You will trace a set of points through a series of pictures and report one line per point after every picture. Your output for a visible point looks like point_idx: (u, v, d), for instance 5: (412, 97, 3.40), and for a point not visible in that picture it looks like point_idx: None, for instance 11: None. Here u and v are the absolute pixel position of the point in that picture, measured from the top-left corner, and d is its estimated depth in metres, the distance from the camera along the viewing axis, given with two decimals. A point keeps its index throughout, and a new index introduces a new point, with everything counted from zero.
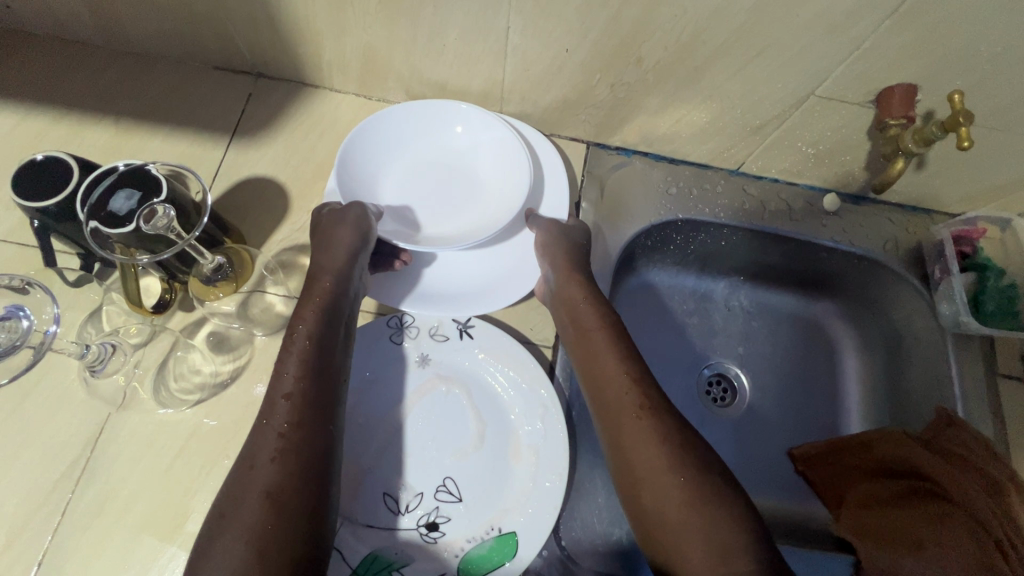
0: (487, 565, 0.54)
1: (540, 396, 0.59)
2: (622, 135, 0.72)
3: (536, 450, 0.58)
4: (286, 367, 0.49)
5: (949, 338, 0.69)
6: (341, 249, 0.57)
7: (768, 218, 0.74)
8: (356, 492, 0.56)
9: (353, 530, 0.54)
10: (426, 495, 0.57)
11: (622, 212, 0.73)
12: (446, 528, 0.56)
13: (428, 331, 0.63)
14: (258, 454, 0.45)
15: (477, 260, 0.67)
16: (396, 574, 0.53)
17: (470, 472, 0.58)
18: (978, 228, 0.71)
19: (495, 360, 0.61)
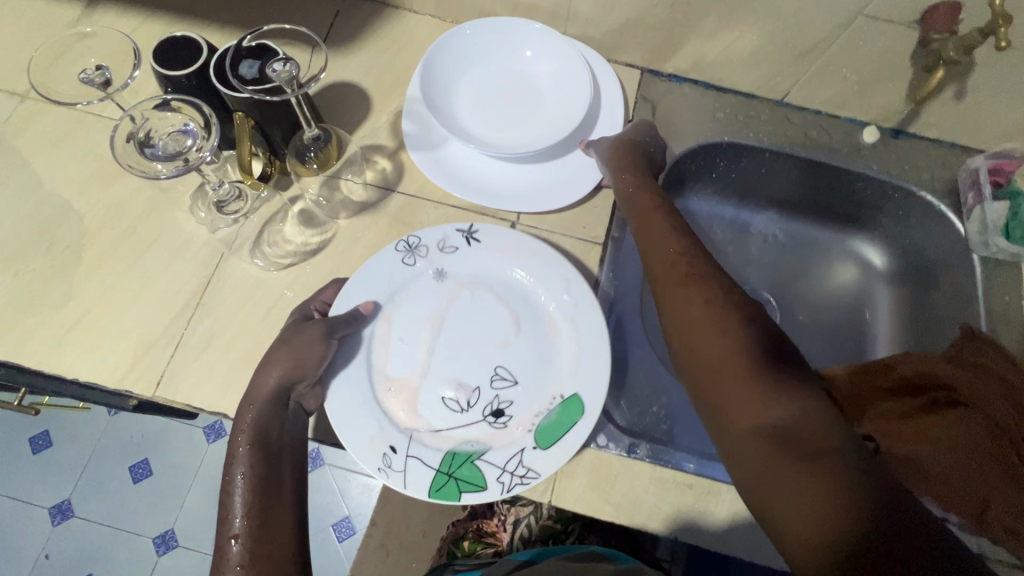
0: (561, 428, 0.60)
1: (562, 274, 0.65)
2: (676, 60, 0.77)
3: (571, 322, 0.64)
4: (234, 494, 0.50)
5: (975, 257, 0.74)
6: (286, 360, 0.56)
7: (810, 146, 0.79)
8: (415, 405, 0.62)
9: (424, 440, 0.60)
10: (484, 388, 0.63)
11: (672, 133, 0.78)
12: (511, 413, 0.62)
13: (436, 247, 0.67)
14: (230, 501, 0.50)
15: (537, 169, 0.72)
16: (480, 462, 0.59)
17: (516, 357, 0.64)
18: (1015, 161, 0.75)
19: (506, 260, 0.67)
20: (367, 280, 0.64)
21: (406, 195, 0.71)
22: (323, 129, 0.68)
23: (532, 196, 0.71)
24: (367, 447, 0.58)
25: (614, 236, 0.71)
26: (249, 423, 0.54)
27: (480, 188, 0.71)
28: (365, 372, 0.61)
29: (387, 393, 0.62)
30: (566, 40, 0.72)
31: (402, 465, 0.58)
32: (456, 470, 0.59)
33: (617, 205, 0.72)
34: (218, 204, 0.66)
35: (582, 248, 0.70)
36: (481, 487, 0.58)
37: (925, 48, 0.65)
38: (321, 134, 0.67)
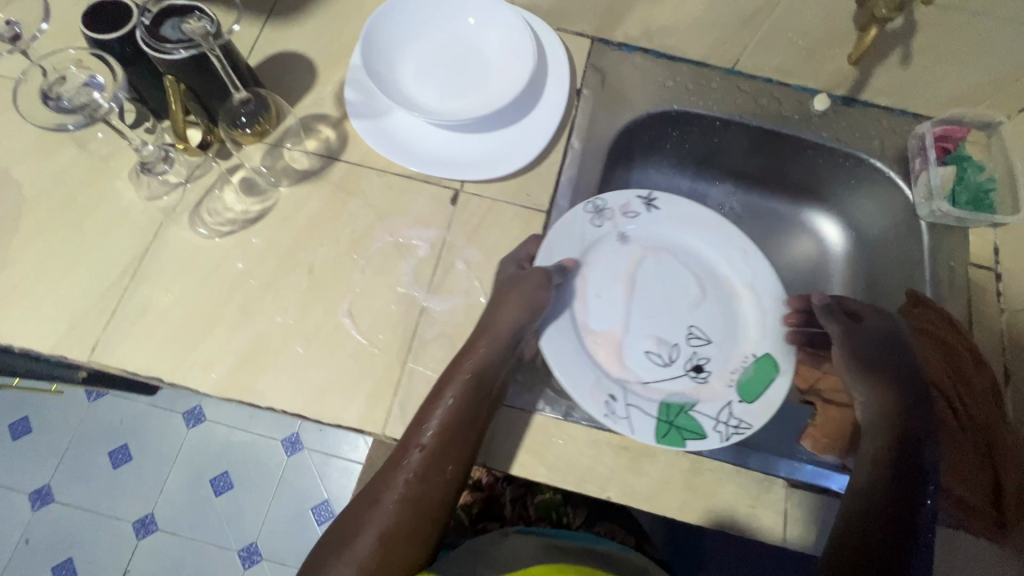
0: (762, 383, 0.64)
1: (739, 244, 0.71)
2: (625, 28, 0.77)
3: (751, 287, 0.69)
4: (399, 478, 0.55)
5: (923, 224, 0.74)
6: (515, 312, 0.60)
7: (760, 114, 0.78)
8: (619, 357, 0.66)
9: (636, 392, 0.63)
10: (684, 345, 0.68)
11: (620, 101, 0.77)
12: (709, 368, 0.66)
13: (621, 210, 0.71)
14: (383, 492, 0.55)
15: (481, 138, 0.72)
16: (693, 413, 0.62)
17: (705, 318, 0.69)
18: (963, 129, 0.75)
19: (695, 223, 0.72)
20: (564, 235, 0.68)
21: (348, 163, 0.71)
22: (257, 95, 0.68)
23: (475, 164, 0.71)
24: (588, 399, 0.60)
25: (558, 203, 0.71)
26: (457, 381, 0.58)
27: (424, 156, 0.71)
28: (570, 323, 0.66)
29: (595, 344, 0.66)
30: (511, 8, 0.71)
31: (625, 411, 0.61)
32: (673, 420, 0.61)
33: (563, 173, 0.73)
34: (145, 167, 0.67)
35: (526, 216, 0.70)
36: (701, 435, 0.61)
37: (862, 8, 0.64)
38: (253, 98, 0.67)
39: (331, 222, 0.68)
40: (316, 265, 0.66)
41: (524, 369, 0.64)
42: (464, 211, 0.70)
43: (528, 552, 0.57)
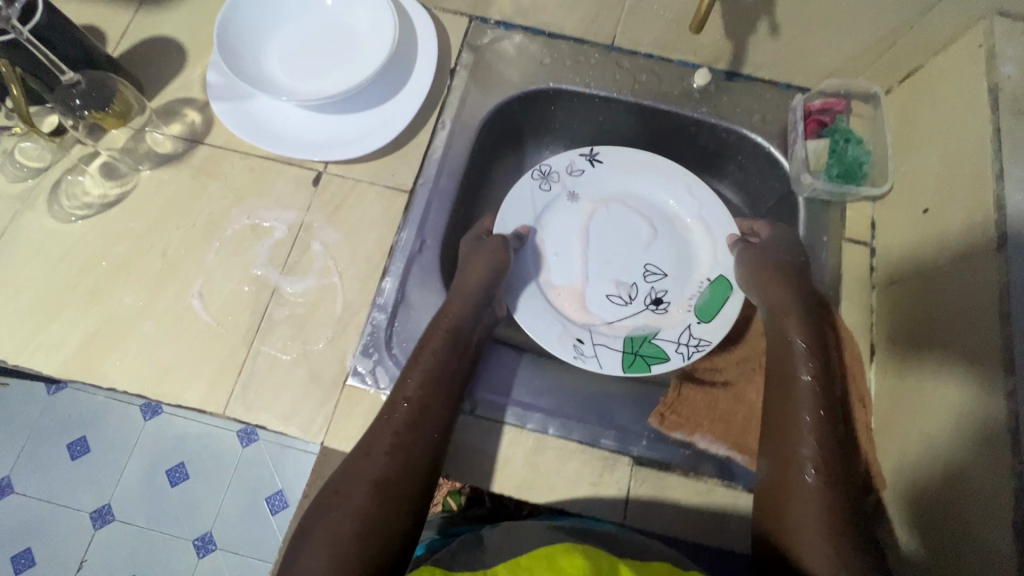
0: (716, 304, 0.73)
1: (685, 179, 0.78)
2: (497, 5, 0.76)
3: (701, 218, 0.77)
4: (383, 436, 0.56)
5: (801, 201, 0.72)
6: (483, 273, 0.67)
7: (638, 90, 0.77)
8: (584, 305, 0.75)
9: (602, 331, 0.73)
10: (641, 283, 0.76)
11: (494, 79, 0.76)
12: (668, 300, 0.75)
13: (566, 172, 0.80)
14: (375, 445, 0.55)
15: (344, 120, 0.72)
16: (657, 341, 0.71)
17: (660, 254, 0.78)
18: (844, 101, 0.74)
19: (631, 176, 0.80)
20: (514, 206, 0.76)
21: (211, 146, 0.71)
22: (94, 78, 0.66)
23: (336, 144, 0.70)
24: (559, 342, 0.69)
25: (421, 182, 0.70)
26: (434, 344, 0.62)
27: (284, 136, 0.70)
28: (536, 285, 0.75)
29: (561, 297, 0.75)
30: None
31: (592, 352, 0.69)
32: (638, 350, 0.70)
33: (428, 153, 0.72)
34: None
35: (388, 196, 0.70)
36: (666, 358, 0.70)
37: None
38: (86, 81, 0.65)
39: (189, 206, 0.68)
40: (171, 248, 0.66)
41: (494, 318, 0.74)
42: (325, 192, 0.69)
43: (532, 534, 0.50)
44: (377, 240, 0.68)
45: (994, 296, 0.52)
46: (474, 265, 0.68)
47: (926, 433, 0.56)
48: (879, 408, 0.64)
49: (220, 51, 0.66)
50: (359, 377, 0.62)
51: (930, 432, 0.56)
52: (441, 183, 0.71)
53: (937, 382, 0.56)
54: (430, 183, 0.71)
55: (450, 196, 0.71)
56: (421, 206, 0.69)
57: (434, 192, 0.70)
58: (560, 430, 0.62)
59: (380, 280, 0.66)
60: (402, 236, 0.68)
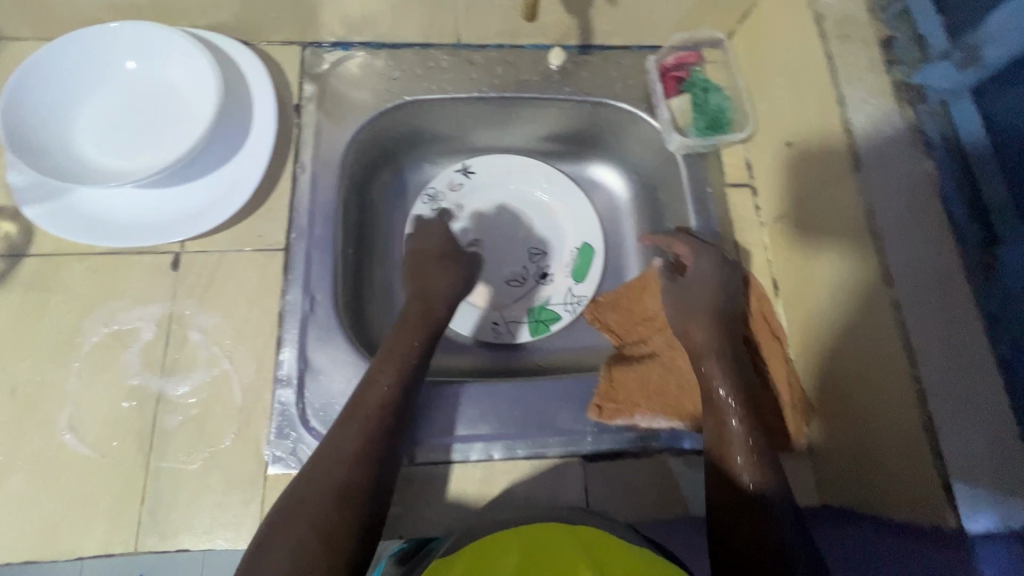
0: (587, 263, 0.82)
1: (543, 170, 0.84)
2: (327, 26, 0.70)
3: (561, 197, 0.84)
4: (329, 447, 0.50)
5: (679, 158, 0.73)
6: (445, 282, 0.68)
7: (497, 83, 0.74)
8: (491, 295, 0.80)
9: (510, 311, 0.80)
10: (528, 263, 0.82)
11: (346, 106, 0.71)
12: (552, 271, 0.82)
13: (448, 188, 0.82)
14: (321, 458, 0.49)
15: (191, 188, 0.64)
16: (551, 307, 0.80)
17: (538, 234, 0.83)
18: (695, 54, 0.75)
19: (506, 176, 0.84)
20: None
21: (39, 256, 0.61)
22: None
23: (191, 217, 0.63)
24: (479, 330, 0.78)
25: (293, 236, 0.65)
26: (391, 365, 0.57)
27: (126, 224, 0.62)
28: None
29: (470, 295, 0.80)
30: (183, 35, 0.63)
31: (507, 329, 0.79)
32: (540, 317, 0.79)
33: (294, 202, 0.66)
34: None
35: (263, 260, 0.64)
36: (559, 318, 0.80)
37: None
38: None
39: (30, 331, 0.59)
40: (20, 384, 0.57)
41: None
42: (189, 273, 0.62)
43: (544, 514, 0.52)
44: (263, 309, 0.62)
45: (862, 219, 0.55)
46: (435, 276, 0.68)
47: (834, 355, 0.60)
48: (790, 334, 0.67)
49: (18, 152, 0.57)
50: (281, 464, 0.57)
51: (839, 354, 0.59)
52: (312, 230, 0.65)
53: (829, 303, 0.60)
54: (305, 234, 0.65)
55: (330, 242, 0.65)
56: (301, 261, 0.64)
57: (312, 242, 0.65)
58: (508, 449, 0.61)
59: (277, 352, 0.60)
60: (289, 299, 0.62)
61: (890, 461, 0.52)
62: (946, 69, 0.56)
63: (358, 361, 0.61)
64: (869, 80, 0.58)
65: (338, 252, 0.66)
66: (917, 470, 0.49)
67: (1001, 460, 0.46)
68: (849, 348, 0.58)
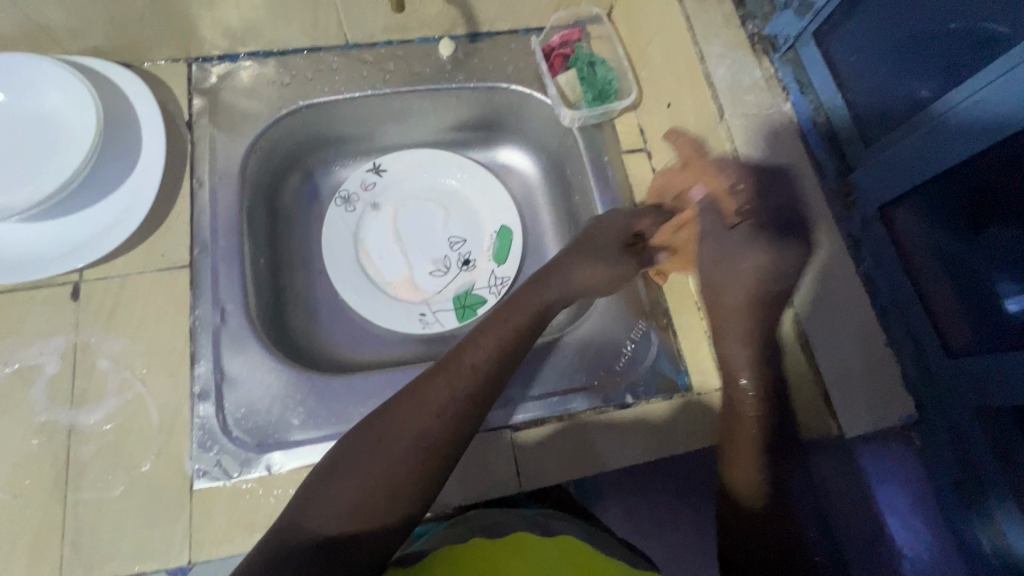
0: (507, 245, 0.84)
1: (454, 160, 0.86)
2: (208, 39, 0.70)
3: (475, 184, 0.86)
4: (410, 412, 0.46)
5: (576, 132, 0.76)
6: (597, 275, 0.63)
7: (391, 79, 0.76)
8: (417, 287, 0.81)
9: (437, 300, 0.81)
10: (450, 252, 0.84)
11: (239, 117, 0.71)
12: (474, 257, 0.84)
13: (361, 188, 0.83)
14: (407, 420, 0.46)
15: (81, 216, 0.63)
16: (476, 291, 0.82)
17: (457, 223, 0.85)
18: (577, 31, 0.78)
19: (418, 170, 0.85)
20: (333, 241, 0.79)
21: None
22: None
23: (84, 244, 0.62)
24: (408, 323, 0.78)
25: (197, 252, 0.64)
26: (500, 341, 0.54)
27: (15, 260, 0.60)
28: (372, 290, 0.79)
29: (396, 290, 0.80)
30: (52, 63, 0.62)
31: (435, 318, 0.80)
32: (466, 302, 0.81)
33: (194, 218, 0.66)
34: None
35: (166, 278, 0.63)
36: (485, 301, 0.81)
37: None
38: None
39: None
40: None
41: (340, 333, 0.76)
42: (91, 302, 0.61)
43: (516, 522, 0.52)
44: (171, 328, 0.61)
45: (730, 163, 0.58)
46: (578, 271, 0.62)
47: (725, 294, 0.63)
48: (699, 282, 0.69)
49: None
50: (205, 477, 0.56)
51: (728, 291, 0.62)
52: (215, 243, 0.65)
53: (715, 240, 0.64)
54: (208, 249, 0.64)
55: (237, 252, 0.65)
56: (208, 274, 0.63)
57: (217, 255, 0.64)
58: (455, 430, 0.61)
59: (191, 368, 0.60)
60: (198, 314, 0.62)
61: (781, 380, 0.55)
62: (789, 18, 0.59)
63: (277, 365, 0.61)
64: (726, 37, 0.62)
65: (246, 262, 0.66)
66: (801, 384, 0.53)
67: (872, 374, 0.51)
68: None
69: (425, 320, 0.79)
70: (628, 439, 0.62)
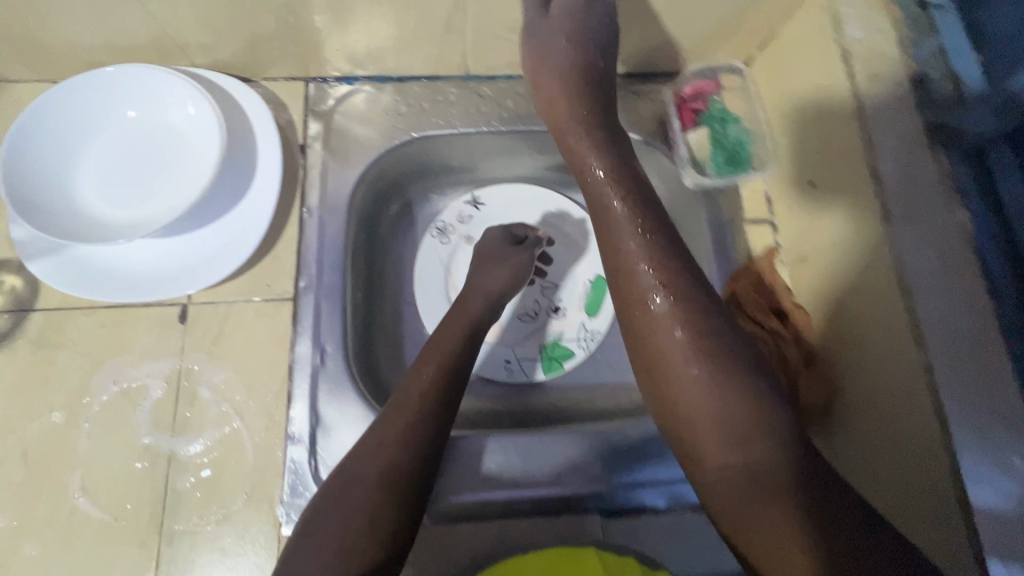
0: (599, 298, 0.79)
1: (554, 200, 0.81)
2: (332, 62, 0.68)
3: (574, 229, 0.81)
4: (362, 454, 0.50)
5: (698, 195, 0.71)
6: (506, 276, 0.67)
7: (507, 116, 0.72)
8: (501, 330, 0.78)
9: (523, 347, 0.77)
10: (540, 298, 0.79)
11: (352, 145, 0.69)
12: (564, 305, 0.79)
13: (457, 221, 0.78)
14: (362, 462, 0.49)
15: (196, 237, 0.63)
16: (563, 342, 0.77)
17: (551, 267, 0.80)
18: (714, 81, 0.72)
19: (517, 206, 0.80)
20: (422, 274, 0.74)
21: (44, 311, 0.60)
22: None
23: (197, 267, 0.61)
24: (492, 366, 0.76)
25: (301, 287, 0.63)
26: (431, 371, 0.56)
27: (132, 277, 0.60)
28: None
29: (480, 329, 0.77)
30: (184, 79, 0.61)
31: (519, 366, 0.76)
32: (552, 354, 0.77)
33: (302, 249, 0.65)
34: None
35: (271, 310, 0.63)
36: (572, 355, 0.77)
37: None
38: None
39: (37, 390, 0.58)
40: (31, 446, 0.56)
41: None
42: (197, 327, 0.61)
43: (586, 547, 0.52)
44: (272, 363, 0.61)
45: (889, 272, 0.52)
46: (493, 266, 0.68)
47: (862, 399, 0.56)
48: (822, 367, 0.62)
49: (22, 212, 0.56)
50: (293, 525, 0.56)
51: (869, 383, 0.55)
52: (318, 277, 0.63)
53: (860, 340, 0.56)
54: (313, 284, 0.63)
55: (340, 289, 0.64)
56: (311, 311, 0.62)
57: (320, 291, 0.63)
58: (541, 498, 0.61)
59: (288, 408, 0.59)
60: (299, 352, 0.61)
61: (906, 480, 0.49)
62: (982, 114, 0.52)
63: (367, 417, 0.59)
64: None
65: (348, 300, 0.64)
66: (935, 490, 0.47)
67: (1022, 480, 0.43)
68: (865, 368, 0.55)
69: (509, 366, 0.76)
70: (717, 550, 0.60)
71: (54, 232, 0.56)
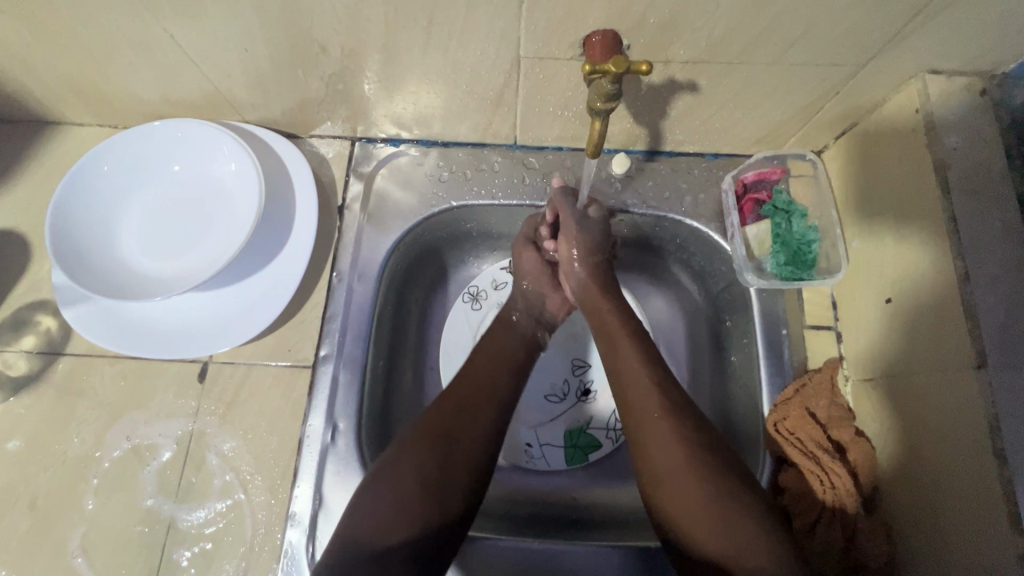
0: None
1: None
2: (379, 125, 0.66)
3: None
4: (386, 476, 0.48)
5: (753, 292, 0.64)
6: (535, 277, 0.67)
7: (553, 190, 0.68)
8: (526, 409, 0.72)
9: (545, 430, 0.71)
10: (571, 378, 0.74)
11: (390, 209, 0.67)
12: (597, 388, 0.73)
13: (491, 286, 0.74)
14: (384, 488, 0.47)
15: (224, 293, 0.62)
16: (591, 430, 0.71)
17: (586, 345, 0.75)
18: (778, 169, 0.66)
19: None
20: (449, 340, 0.71)
21: (72, 357, 0.60)
22: None
23: (220, 327, 0.60)
24: (511, 449, 0.70)
25: (322, 355, 0.61)
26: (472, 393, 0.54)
27: (158, 330, 0.60)
28: None
29: None
30: (230, 136, 0.61)
31: (540, 453, 0.70)
32: (577, 443, 0.70)
33: (328, 316, 0.63)
34: None
35: (289, 376, 0.61)
36: (600, 446, 0.70)
37: (587, 83, 0.46)
38: None
39: (54, 437, 0.58)
40: (40, 495, 0.56)
41: None
42: (214, 389, 0.60)
43: None
44: (283, 435, 0.59)
45: (980, 428, 0.45)
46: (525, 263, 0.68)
47: (923, 505, 0.50)
48: (896, 510, 0.53)
49: (59, 261, 0.56)
50: None
51: (937, 500, 0.49)
52: (340, 344, 0.61)
53: (939, 478, 0.49)
54: (334, 354, 0.61)
55: (361, 360, 0.61)
56: (329, 382, 0.60)
57: (340, 362, 0.61)
58: None
59: (293, 486, 0.57)
60: (311, 427, 0.59)
61: (969, 553, 0.46)
62: None
63: None
64: (1002, 252, 0.48)
65: (367, 373, 0.61)
66: (995, 559, 0.44)
67: None
68: (940, 481, 0.49)
69: (529, 451, 0.70)
70: None
71: (88, 284, 0.56)
